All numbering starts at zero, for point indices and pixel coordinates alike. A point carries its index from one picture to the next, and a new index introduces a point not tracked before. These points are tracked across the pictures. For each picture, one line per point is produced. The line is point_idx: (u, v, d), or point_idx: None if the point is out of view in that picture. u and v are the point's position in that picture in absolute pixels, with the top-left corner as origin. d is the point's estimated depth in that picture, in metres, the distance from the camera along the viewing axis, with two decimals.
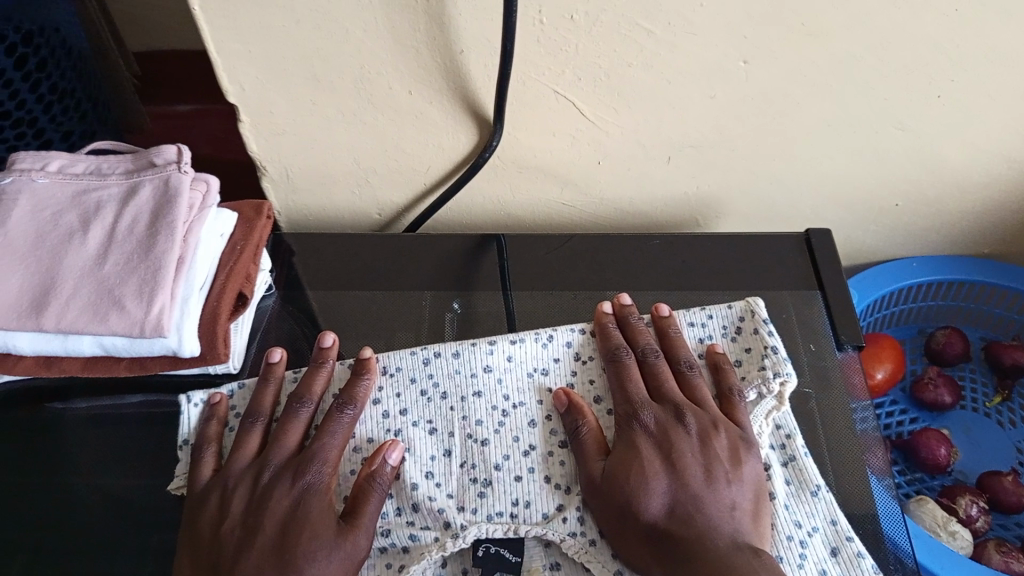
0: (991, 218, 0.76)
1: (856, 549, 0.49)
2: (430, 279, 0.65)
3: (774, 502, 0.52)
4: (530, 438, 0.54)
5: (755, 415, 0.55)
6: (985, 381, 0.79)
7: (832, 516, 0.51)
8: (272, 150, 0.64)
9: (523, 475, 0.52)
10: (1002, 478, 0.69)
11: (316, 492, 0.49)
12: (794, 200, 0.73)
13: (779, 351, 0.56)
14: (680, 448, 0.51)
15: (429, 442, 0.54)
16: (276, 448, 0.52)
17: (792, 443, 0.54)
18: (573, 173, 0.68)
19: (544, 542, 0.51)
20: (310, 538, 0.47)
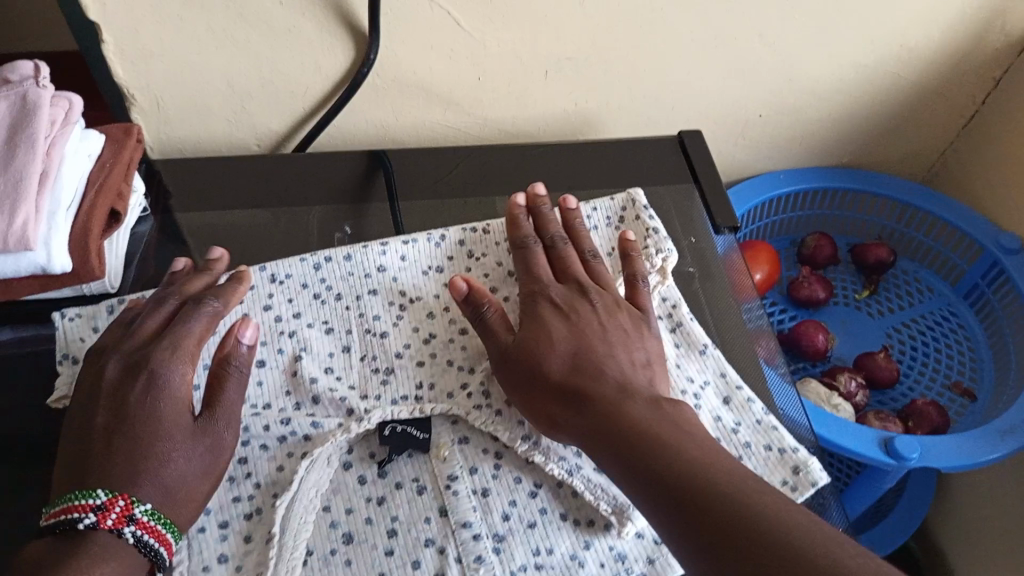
0: (848, 125, 0.81)
1: (746, 395, 0.53)
2: (319, 201, 0.64)
3: (666, 362, 0.54)
4: (429, 329, 0.54)
5: (644, 287, 0.57)
6: (855, 279, 0.85)
7: (721, 369, 0.54)
8: (140, 75, 0.61)
9: (425, 360, 0.53)
10: (875, 356, 0.75)
11: (170, 387, 0.46)
12: (670, 117, 0.75)
13: (659, 231, 0.59)
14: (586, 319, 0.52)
15: (326, 341, 0.53)
16: (131, 336, 0.48)
17: (678, 311, 0.57)
18: (454, 92, 0.68)
19: (451, 419, 0.51)
20: (166, 432, 0.44)
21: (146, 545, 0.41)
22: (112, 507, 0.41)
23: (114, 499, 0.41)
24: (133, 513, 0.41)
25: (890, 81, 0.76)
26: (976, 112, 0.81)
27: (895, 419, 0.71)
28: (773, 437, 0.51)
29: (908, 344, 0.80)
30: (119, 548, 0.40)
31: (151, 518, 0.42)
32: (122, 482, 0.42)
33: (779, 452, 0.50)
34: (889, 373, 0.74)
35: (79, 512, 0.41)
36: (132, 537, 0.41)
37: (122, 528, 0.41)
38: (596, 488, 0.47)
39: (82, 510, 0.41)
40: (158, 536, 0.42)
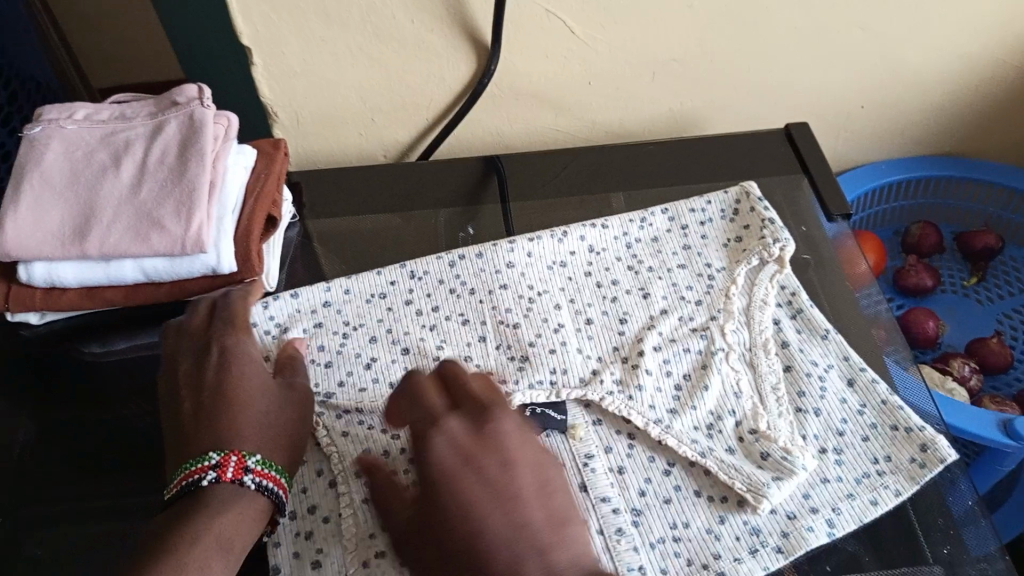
0: (953, 113, 0.81)
1: (871, 376, 0.55)
2: (443, 204, 0.69)
3: (789, 348, 0.56)
4: (559, 319, 0.58)
5: (757, 275, 0.60)
6: (961, 268, 0.85)
7: (844, 354, 0.56)
8: (283, 93, 0.67)
9: (556, 348, 0.56)
10: (988, 341, 0.75)
11: (239, 354, 0.51)
12: (772, 112, 0.77)
13: (775, 221, 0.62)
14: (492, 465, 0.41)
15: (464, 330, 0.58)
16: (188, 333, 0.53)
17: (798, 299, 0.59)
18: (565, 96, 0.72)
19: (584, 402, 0.54)
20: (253, 389, 0.49)
21: (266, 488, 0.46)
22: (227, 462, 0.46)
23: (227, 455, 0.46)
24: (247, 463, 0.46)
25: (996, 67, 0.76)
26: None
27: (1012, 404, 0.71)
28: (898, 417, 0.53)
29: (1022, 330, 0.80)
30: (244, 495, 0.45)
31: (264, 465, 0.47)
32: (226, 437, 0.47)
33: (905, 431, 0.52)
34: (1002, 358, 0.75)
35: (199, 473, 0.45)
36: (252, 484, 0.46)
37: (242, 478, 0.46)
38: (729, 464, 0.50)
39: (201, 471, 0.45)
40: (274, 479, 0.47)
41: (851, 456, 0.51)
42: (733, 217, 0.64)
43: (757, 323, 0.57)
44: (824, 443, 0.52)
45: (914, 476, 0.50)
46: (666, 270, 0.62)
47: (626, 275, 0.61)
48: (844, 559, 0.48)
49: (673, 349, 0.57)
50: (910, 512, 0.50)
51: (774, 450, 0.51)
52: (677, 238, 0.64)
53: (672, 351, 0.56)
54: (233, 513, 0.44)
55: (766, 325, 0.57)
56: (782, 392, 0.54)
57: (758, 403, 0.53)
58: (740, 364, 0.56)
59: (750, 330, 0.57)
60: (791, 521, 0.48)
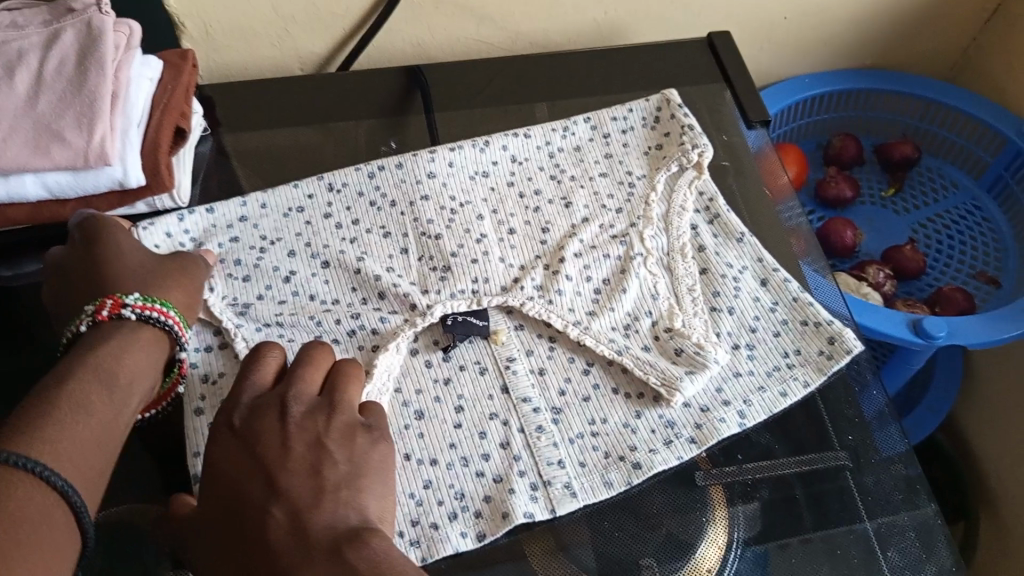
0: (873, 24, 0.82)
1: (783, 276, 0.56)
2: (365, 115, 0.67)
3: (705, 251, 0.58)
4: (482, 229, 0.58)
5: (677, 181, 0.61)
6: (879, 178, 0.88)
7: (758, 255, 0.57)
8: (189, 3, 0.64)
9: (479, 258, 0.56)
10: (903, 249, 0.78)
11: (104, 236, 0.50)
12: (696, 22, 0.76)
13: (695, 128, 0.62)
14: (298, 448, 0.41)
15: (386, 243, 0.57)
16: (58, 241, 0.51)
17: (715, 204, 0.60)
18: (486, 5, 0.70)
19: (506, 309, 0.55)
20: (126, 260, 0.48)
21: (151, 315, 0.45)
22: (102, 307, 0.44)
23: (99, 304, 0.44)
24: (122, 300, 0.44)
25: None
26: (998, 7, 0.83)
27: (922, 306, 0.75)
28: (808, 312, 0.55)
29: (934, 239, 0.83)
30: (129, 328, 0.44)
31: (144, 300, 0.45)
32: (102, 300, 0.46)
33: (814, 326, 0.54)
34: (916, 264, 0.77)
35: (77, 327, 0.44)
36: (134, 314, 0.44)
37: (121, 313, 0.44)
38: (644, 363, 0.51)
39: (78, 326, 0.44)
40: (159, 309, 0.45)
41: (762, 350, 0.53)
42: (655, 126, 0.64)
43: (676, 230, 0.58)
44: (737, 340, 0.54)
45: (821, 368, 0.52)
46: (588, 179, 0.62)
47: (549, 185, 0.61)
48: (754, 449, 0.49)
49: (594, 255, 0.57)
50: (818, 403, 0.52)
51: (688, 346, 0.52)
52: (600, 148, 0.64)
53: (593, 257, 0.57)
54: (105, 351, 0.41)
55: (683, 231, 0.58)
56: (697, 293, 0.55)
57: (674, 305, 0.55)
58: (658, 268, 0.57)
59: (668, 236, 0.58)
60: (704, 413, 0.50)
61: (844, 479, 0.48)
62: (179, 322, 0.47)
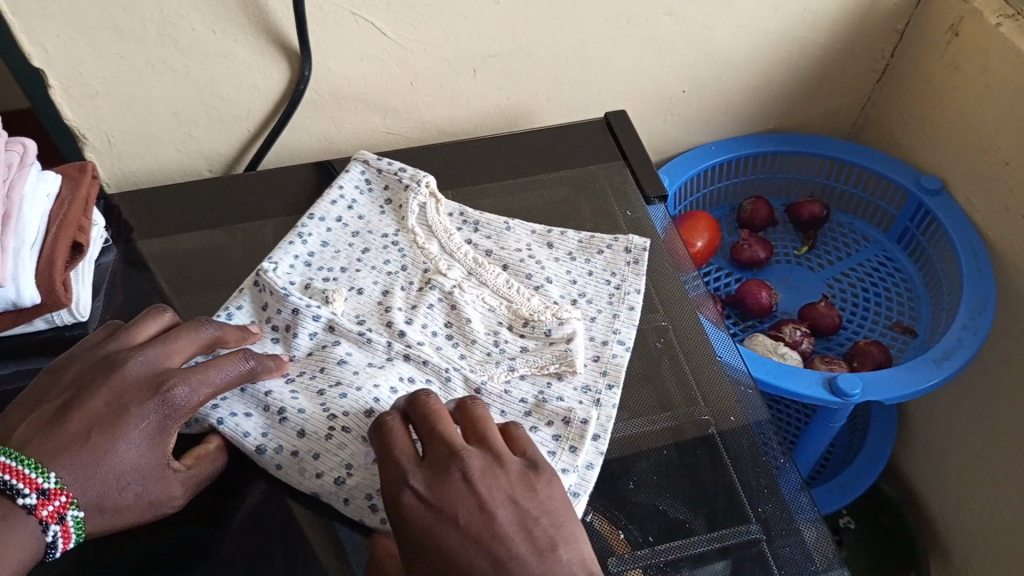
0: (769, 90, 0.85)
1: (557, 230, 0.65)
2: (276, 215, 0.67)
3: (497, 256, 0.63)
4: (338, 355, 0.53)
5: (426, 215, 0.64)
6: (792, 237, 0.90)
7: (530, 229, 0.65)
8: (89, 115, 0.65)
9: (360, 369, 0.53)
10: (817, 305, 0.79)
11: (173, 410, 0.45)
12: (598, 100, 0.79)
13: (405, 167, 0.67)
14: (502, 492, 0.42)
15: (243, 428, 0.49)
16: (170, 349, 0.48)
17: (466, 213, 0.65)
18: (390, 98, 0.71)
19: None
20: (137, 455, 0.44)
21: (54, 547, 0.42)
22: (53, 498, 0.41)
23: (59, 491, 0.41)
24: (67, 514, 0.42)
25: (801, 44, 0.80)
26: (887, 65, 0.86)
27: (840, 361, 0.76)
28: (596, 243, 0.64)
29: (850, 292, 0.85)
30: (33, 543, 0.41)
31: (77, 527, 0.42)
32: (75, 480, 0.42)
33: (608, 249, 0.64)
34: (832, 319, 0.79)
35: (24, 486, 0.41)
36: (51, 537, 0.41)
37: (48, 525, 0.41)
38: (548, 398, 0.53)
39: (29, 485, 0.41)
40: (67, 544, 0.42)
41: (591, 318, 0.59)
42: (372, 186, 0.67)
43: (461, 256, 0.62)
44: (571, 298, 0.61)
45: (637, 272, 0.62)
46: (357, 262, 0.61)
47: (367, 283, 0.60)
48: (672, 528, 0.48)
49: (421, 311, 0.58)
50: (731, 473, 0.51)
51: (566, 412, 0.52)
52: (342, 232, 0.63)
53: (421, 317, 0.57)
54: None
55: (463, 247, 0.62)
56: (516, 284, 0.60)
57: (510, 304, 0.59)
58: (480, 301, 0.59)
59: (458, 260, 0.62)
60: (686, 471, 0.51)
61: (758, 549, 0.48)
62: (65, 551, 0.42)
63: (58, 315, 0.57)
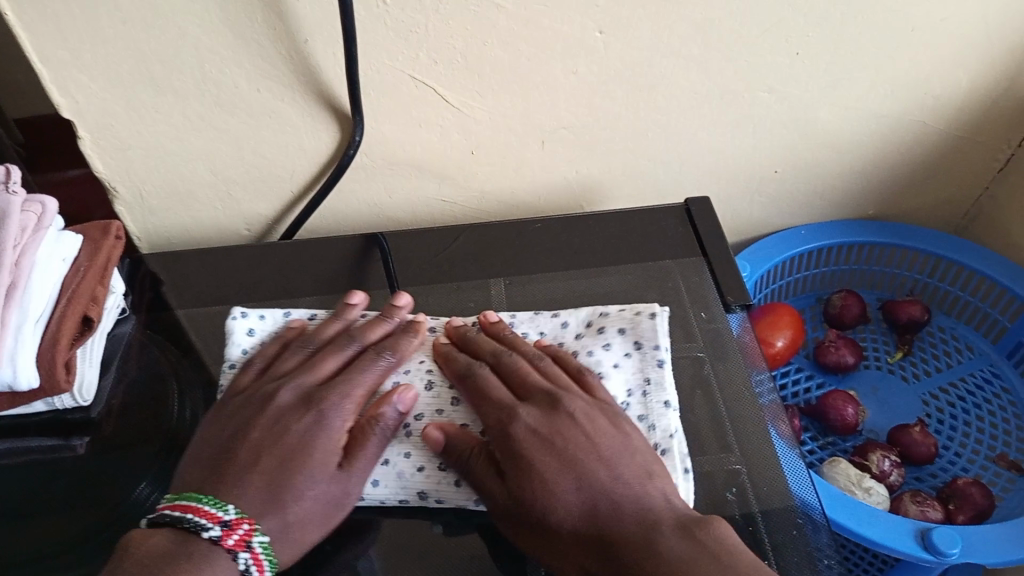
0: (873, 176, 0.75)
1: None
2: (315, 288, 0.62)
3: None
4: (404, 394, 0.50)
5: None
6: (886, 339, 0.81)
7: None
8: (121, 168, 0.59)
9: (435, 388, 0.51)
10: (911, 431, 0.70)
11: (328, 424, 0.47)
12: (678, 181, 0.71)
13: None
14: (575, 441, 0.46)
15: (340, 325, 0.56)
16: (309, 371, 0.51)
17: None
18: (447, 166, 0.65)
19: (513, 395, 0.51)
20: (315, 468, 0.45)
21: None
22: (236, 527, 0.43)
23: (240, 519, 0.43)
24: (252, 540, 0.42)
25: (918, 129, 0.71)
26: (1012, 155, 0.75)
27: (934, 503, 0.66)
28: None
29: (948, 410, 0.75)
30: (228, 569, 0.41)
31: (264, 553, 0.42)
32: (256, 508, 0.43)
33: None
34: (926, 449, 0.70)
35: (207, 520, 0.43)
36: (243, 565, 0.42)
37: (237, 552, 0.42)
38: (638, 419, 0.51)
39: (211, 519, 0.43)
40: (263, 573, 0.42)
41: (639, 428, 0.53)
42: None
43: None
44: None
45: None
46: None
47: None
48: None
49: None
50: None
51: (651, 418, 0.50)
52: None
53: None
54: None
55: None
56: None
57: None
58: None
59: None
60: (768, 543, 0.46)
61: None
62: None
63: (63, 399, 0.53)
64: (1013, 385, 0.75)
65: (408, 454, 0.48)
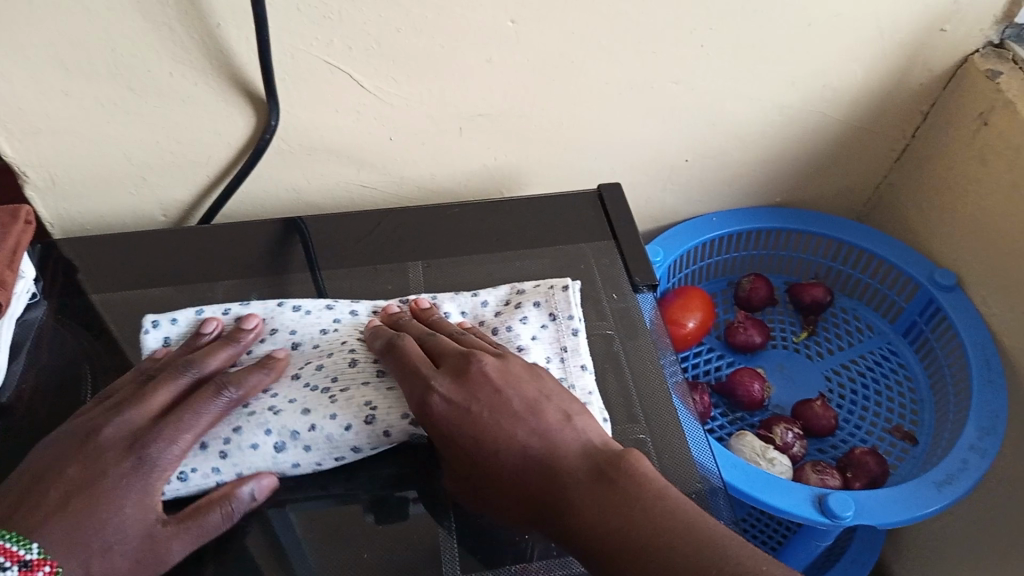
0: (778, 164, 0.79)
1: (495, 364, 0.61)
2: (234, 272, 0.62)
3: None
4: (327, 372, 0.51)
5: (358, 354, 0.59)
6: (792, 320, 0.85)
7: None
8: (30, 152, 0.59)
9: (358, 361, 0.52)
10: (813, 404, 0.74)
11: (153, 467, 0.44)
12: (593, 169, 0.73)
13: None
14: (489, 401, 0.46)
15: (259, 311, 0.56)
16: (139, 405, 0.47)
17: None
18: (366, 152, 0.66)
19: None
20: (130, 511, 0.43)
21: None
22: (37, 569, 0.40)
23: (42, 560, 0.40)
24: None
25: (818, 120, 0.75)
26: (906, 145, 0.80)
27: (833, 471, 0.70)
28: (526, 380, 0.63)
29: (849, 386, 0.80)
30: None
31: None
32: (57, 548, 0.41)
33: None
34: (827, 422, 0.74)
35: (6, 557, 0.40)
36: None
37: None
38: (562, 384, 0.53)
39: (9, 557, 0.40)
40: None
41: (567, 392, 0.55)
42: None
43: None
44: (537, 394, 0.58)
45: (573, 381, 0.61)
46: None
47: None
48: None
49: None
50: None
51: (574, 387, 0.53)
52: None
53: None
54: None
55: None
56: None
57: None
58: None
59: None
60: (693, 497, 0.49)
61: None
62: None
63: None
64: (907, 362, 0.81)
65: (334, 416, 0.49)
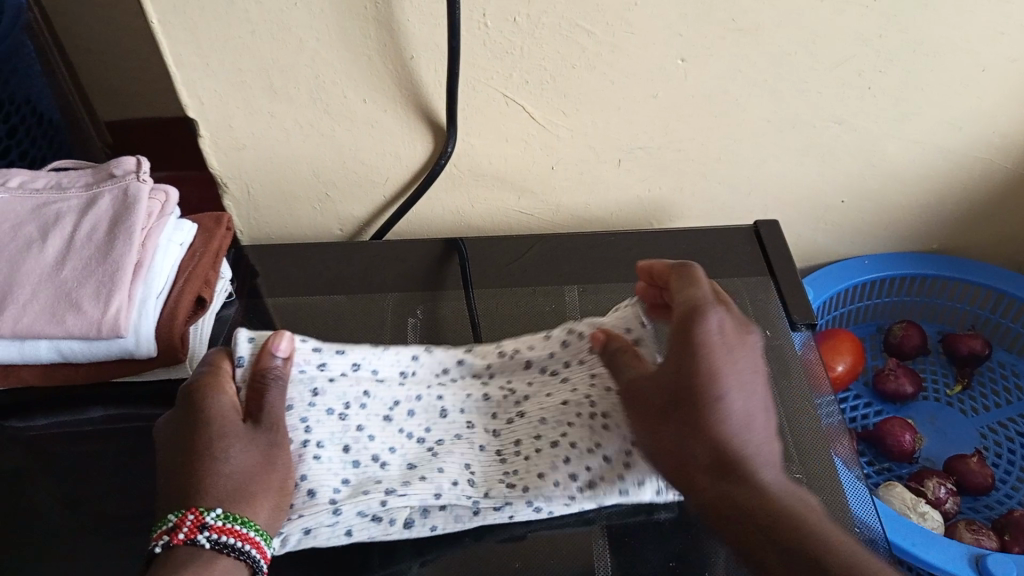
0: (939, 210, 0.77)
1: None
2: (400, 286, 0.67)
3: None
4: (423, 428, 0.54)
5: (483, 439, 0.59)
6: (946, 372, 0.82)
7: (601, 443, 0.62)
8: (232, 165, 0.65)
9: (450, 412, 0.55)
10: (967, 460, 0.72)
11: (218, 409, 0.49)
12: (746, 206, 0.74)
13: None
14: (719, 353, 0.50)
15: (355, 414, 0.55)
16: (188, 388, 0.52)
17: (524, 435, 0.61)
18: (528, 178, 0.69)
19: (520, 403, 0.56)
20: (229, 445, 0.48)
21: (228, 544, 0.45)
22: (183, 522, 0.45)
23: (183, 516, 0.45)
24: (205, 519, 0.45)
25: (985, 167, 0.72)
26: None
27: (989, 532, 0.67)
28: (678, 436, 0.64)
29: (1007, 446, 0.76)
30: (189, 551, 0.44)
31: (227, 519, 0.45)
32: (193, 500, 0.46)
33: None
34: (983, 479, 0.71)
35: (156, 540, 0.45)
36: (210, 541, 0.44)
37: (196, 536, 0.44)
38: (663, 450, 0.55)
39: (159, 535, 0.45)
40: (240, 535, 0.45)
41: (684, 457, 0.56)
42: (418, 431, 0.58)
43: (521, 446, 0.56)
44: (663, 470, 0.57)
45: None
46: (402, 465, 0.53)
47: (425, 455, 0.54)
48: None
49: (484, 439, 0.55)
50: None
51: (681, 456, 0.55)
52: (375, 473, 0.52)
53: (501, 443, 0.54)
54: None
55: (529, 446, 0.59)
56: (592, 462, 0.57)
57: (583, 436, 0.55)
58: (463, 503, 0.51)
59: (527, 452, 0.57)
60: None
61: None
62: (257, 537, 0.46)
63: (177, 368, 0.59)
64: None
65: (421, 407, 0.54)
